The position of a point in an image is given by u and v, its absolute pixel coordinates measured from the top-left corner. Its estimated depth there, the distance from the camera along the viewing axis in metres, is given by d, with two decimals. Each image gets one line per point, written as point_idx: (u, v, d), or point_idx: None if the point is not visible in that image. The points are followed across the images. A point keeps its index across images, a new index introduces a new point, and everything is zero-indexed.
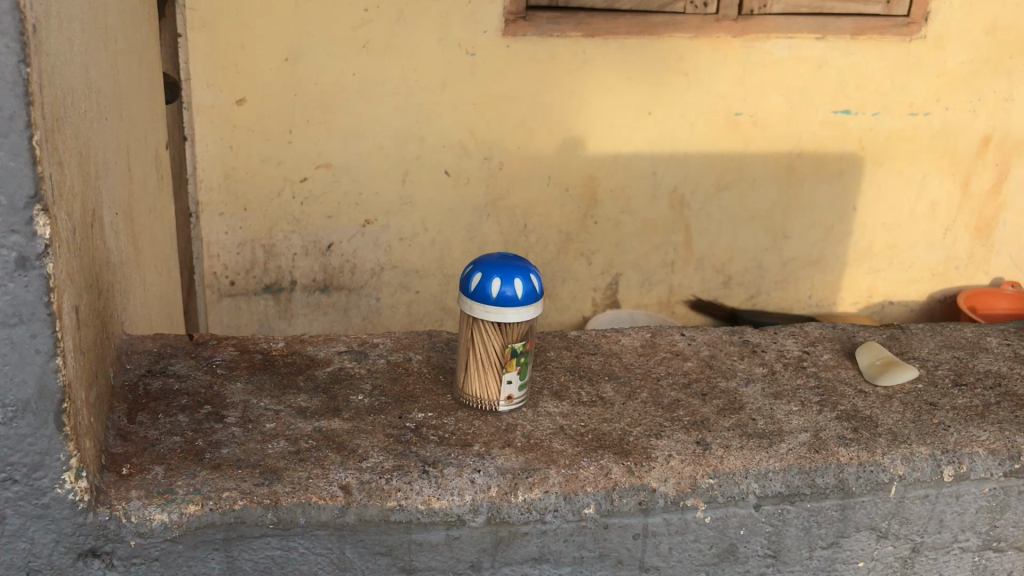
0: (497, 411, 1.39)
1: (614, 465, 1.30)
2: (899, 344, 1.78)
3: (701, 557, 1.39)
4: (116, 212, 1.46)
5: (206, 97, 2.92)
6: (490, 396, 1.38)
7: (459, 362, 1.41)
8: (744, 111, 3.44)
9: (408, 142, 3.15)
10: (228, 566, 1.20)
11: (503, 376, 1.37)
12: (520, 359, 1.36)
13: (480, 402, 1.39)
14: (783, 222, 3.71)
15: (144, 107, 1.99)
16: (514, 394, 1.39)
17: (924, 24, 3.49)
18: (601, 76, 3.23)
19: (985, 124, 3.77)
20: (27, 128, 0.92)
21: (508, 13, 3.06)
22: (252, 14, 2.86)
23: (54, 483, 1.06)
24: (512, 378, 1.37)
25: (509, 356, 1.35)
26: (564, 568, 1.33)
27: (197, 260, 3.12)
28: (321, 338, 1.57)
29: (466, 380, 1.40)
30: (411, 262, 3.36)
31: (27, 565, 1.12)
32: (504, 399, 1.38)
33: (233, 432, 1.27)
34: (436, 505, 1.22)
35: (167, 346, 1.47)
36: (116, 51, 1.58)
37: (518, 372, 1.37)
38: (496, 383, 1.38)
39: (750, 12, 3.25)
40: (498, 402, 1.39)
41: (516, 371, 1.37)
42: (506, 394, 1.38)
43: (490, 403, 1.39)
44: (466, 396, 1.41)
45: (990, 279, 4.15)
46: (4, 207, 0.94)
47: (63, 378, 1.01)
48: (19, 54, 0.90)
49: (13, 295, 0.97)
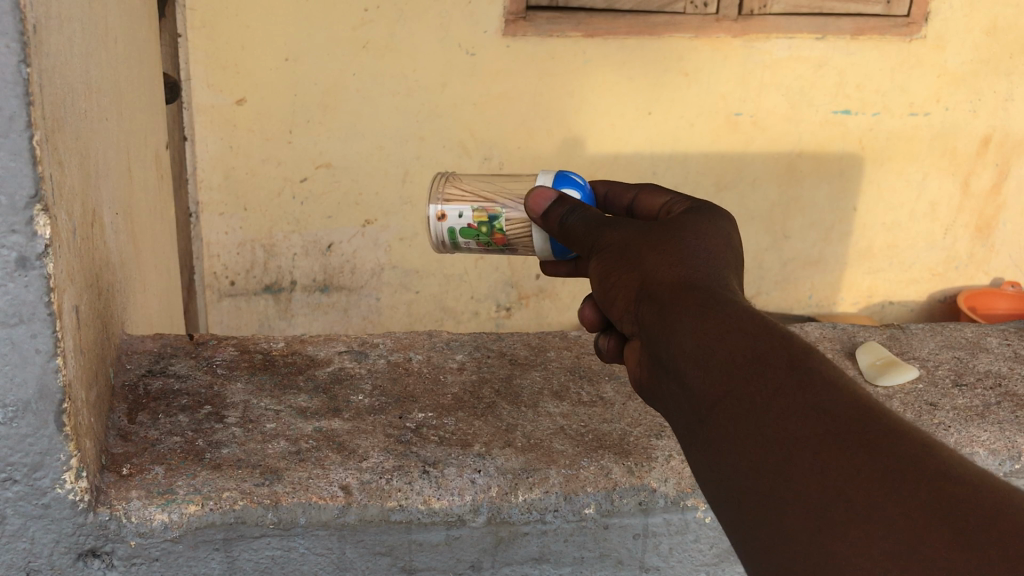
0: (431, 198, 1.28)
1: (615, 465, 1.30)
2: (899, 345, 1.77)
3: (701, 557, 1.40)
4: (115, 213, 1.46)
5: (206, 97, 2.91)
6: (436, 193, 1.29)
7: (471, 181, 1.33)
8: (744, 111, 3.44)
9: (408, 141, 3.15)
10: (229, 566, 1.21)
11: (460, 204, 1.27)
12: (484, 226, 1.27)
13: (435, 188, 1.29)
14: (784, 222, 3.71)
15: (144, 107, 1.99)
16: (446, 227, 1.28)
17: (924, 24, 3.49)
18: (601, 76, 3.23)
19: (985, 123, 3.77)
20: (28, 129, 0.92)
21: (508, 13, 3.06)
22: (252, 14, 2.86)
23: (53, 483, 1.06)
24: (464, 215, 1.26)
25: (488, 212, 1.26)
26: (564, 568, 1.35)
27: (197, 260, 3.12)
28: (321, 338, 1.57)
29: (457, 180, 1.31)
30: (411, 262, 3.37)
31: (27, 565, 1.11)
32: (440, 206, 1.27)
33: (233, 432, 1.27)
34: (436, 505, 1.22)
35: (167, 346, 1.47)
36: (116, 51, 1.58)
37: (471, 229, 1.27)
38: (457, 200, 1.27)
39: (750, 12, 3.25)
40: (438, 201, 1.28)
41: (473, 221, 1.26)
42: (442, 209, 1.27)
43: (430, 194, 1.28)
44: (444, 180, 1.31)
45: (990, 279, 4.16)
46: (4, 206, 0.94)
47: (63, 378, 1.01)
48: (19, 54, 0.90)
49: (13, 295, 0.97)
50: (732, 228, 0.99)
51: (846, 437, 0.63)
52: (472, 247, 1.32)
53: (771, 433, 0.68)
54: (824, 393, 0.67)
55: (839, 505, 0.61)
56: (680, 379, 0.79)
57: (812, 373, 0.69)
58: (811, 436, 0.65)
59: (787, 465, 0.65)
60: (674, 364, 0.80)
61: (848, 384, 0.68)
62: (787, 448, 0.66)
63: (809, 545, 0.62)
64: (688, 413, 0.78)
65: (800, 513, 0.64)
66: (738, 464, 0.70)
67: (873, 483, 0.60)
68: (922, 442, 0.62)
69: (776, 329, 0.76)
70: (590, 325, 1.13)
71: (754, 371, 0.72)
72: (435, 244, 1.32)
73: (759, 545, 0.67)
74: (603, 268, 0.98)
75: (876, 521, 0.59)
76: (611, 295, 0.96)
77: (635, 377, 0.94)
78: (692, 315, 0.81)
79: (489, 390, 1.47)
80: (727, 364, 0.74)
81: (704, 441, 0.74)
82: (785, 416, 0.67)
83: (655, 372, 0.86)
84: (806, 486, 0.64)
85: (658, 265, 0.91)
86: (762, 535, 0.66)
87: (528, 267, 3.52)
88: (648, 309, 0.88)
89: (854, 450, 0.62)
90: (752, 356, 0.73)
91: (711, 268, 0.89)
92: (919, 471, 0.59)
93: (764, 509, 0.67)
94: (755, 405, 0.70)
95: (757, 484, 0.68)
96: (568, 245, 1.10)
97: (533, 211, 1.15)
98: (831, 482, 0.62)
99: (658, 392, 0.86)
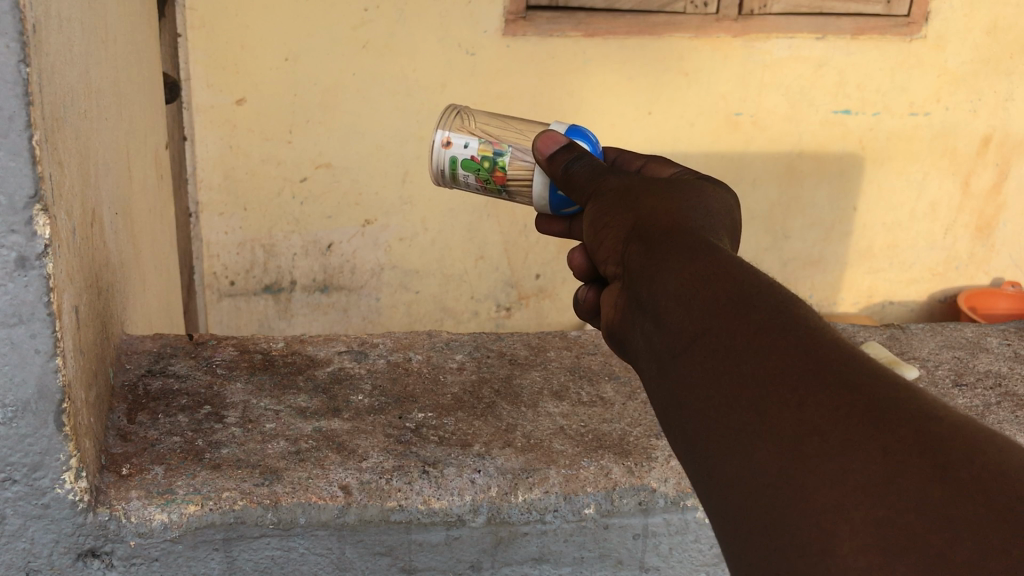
0: (440, 124, 1.28)
1: (615, 465, 1.30)
2: (899, 345, 1.77)
3: (701, 557, 1.40)
4: (115, 212, 1.46)
5: (206, 97, 2.91)
6: (447, 122, 1.29)
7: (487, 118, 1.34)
8: (744, 111, 3.44)
9: (408, 141, 3.15)
10: (229, 566, 1.21)
11: (468, 136, 1.27)
12: (487, 161, 1.26)
13: (448, 117, 1.29)
14: (784, 222, 3.71)
15: (144, 106, 1.99)
16: (449, 155, 1.28)
17: (924, 24, 3.49)
18: (601, 76, 3.23)
19: (985, 123, 3.77)
20: (27, 128, 0.92)
21: (508, 13, 3.06)
22: (252, 14, 2.86)
23: (53, 483, 1.06)
24: (470, 148, 1.26)
25: (494, 148, 1.26)
26: (564, 568, 1.34)
27: (197, 260, 3.12)
28: (321, 338, 1.57)
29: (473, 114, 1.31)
30: (411, 262, 3.37)
31: (27, 565, 1.11)
32: (447, 136, 1.27)
33: (232, 432, 1.27)
34: (436, 505, 1.22)
35: (167, 346, 1.47)
36: (116, 51, 1.58)
37: (473, 162, 1.27)
38: (466, 133, 1.27)
39: (750, 12, 3.25)
40: (446, 130, 1.28)
41: (477, 155, 1.26)
42: (449, 135, 1.27)
43: (442, 121, 1.29)
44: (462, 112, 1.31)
45: (990, 279, 4.16)
46: (4, 206, 0.94)
47: (63, 378, 1.01)
48: (19, 54, 0.90)
49: (13, 295, 0.97)
50: (734, 200, 0.99)
51: (828, 375, 0.63)
52: (470, 183, 1.31)
53: (750, 369, 0.67)
54: (808, 337, 0.67)
55: (811, 439, 0.61)
56: (659, 316, 0.79)
57: (797, 318, 0.69)
58: (792, 371, 0.64)
59: (764, 399, 0.65)
60: (654, 302, 0.80)
61: (833, 334, 0.69)
62: (766, 384, 0.65)
63: (777, 479, 0.61)
64: (662, 352, 0.77)
65: (772, 446, 0.62)
66: (712, 397, 0.69)
67: (853, 417, 0.60)
68: (903, 390, 0.62)
69: (764, 277, 0.76)
70: (578, 271, 1.13)
71: (739, 310, 0.71)
72: (434, 174, 1.32)
73: (723, 478, 0.66)
74: (599, 215, 0.99)
75: (854, 454, 0.58)
76: (601, 238, 0.97)
77: (608, 322, 0.93)
78: (680, 257, 0.81)
79: (489, 390, 1.47)
80: (710, 303, 0.74)
81: (675, 375, 0.74)
82: (765, 353, 0.67)
83: (633, 315, 0.86)
84: (781, 419, 0.63)
85: (654, 213, 0.92)
86: (726, 468, 0.65)
87: (528, 267, 3.52)
88: (636, 251, 0.88)
89: (836, 388, 0.62)
90: (737, 297, 0.73)
91: (706, 222, 0.90)
92: (901, 413, 0.60)
93: (731, 440, 0.66)
94: (736, 343, 0.69)
95: (728, 417, 0.67)
96: (569, 190, 1.11)
97: (541, 152, 1.15)
98: (808, 416, 0.62)
99: (633, 334, 0.85)
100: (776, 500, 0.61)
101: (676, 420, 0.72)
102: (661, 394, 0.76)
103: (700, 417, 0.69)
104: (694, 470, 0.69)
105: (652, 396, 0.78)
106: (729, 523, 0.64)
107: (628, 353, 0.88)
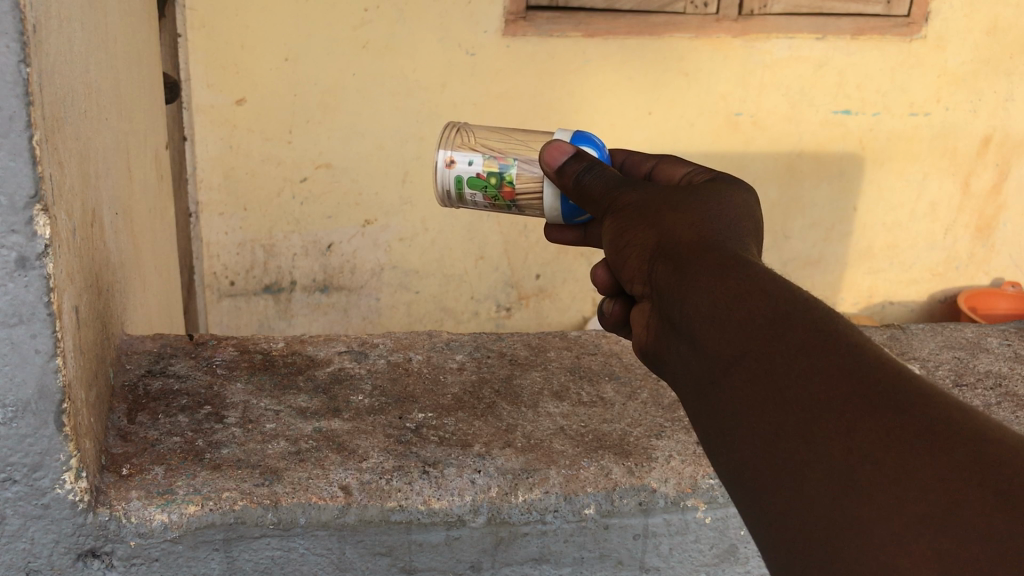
0: (439, 147, 1.28)
1: (614, 465, 1.30)
2: (900, 345, 1.77)
3: (701, 558, 1.40)
4: (116, 212, 1.46)
5: (205, 96, 2.90)
6: (448, 142, 1.29)
7: (484, 131, 1.34)
8: (744, 111, 3.44)
9: (408, 141, 3.15)
10: (229, 566, 1.21)
11: (472, 154, 1.27)
12: (493, 177, 1.26)
13: (445, 139, 1.29)
14: (784, 222, 3.71)
15: (144, 106, 1.99)
16: (454, 174, 1.27)
17: (924, 24, 3.49)
18: (601, 76, 3.23)
19: (984, 124, 3.78)
20: (27, 129, 0.92)
21: (508, 13, 3.06)
22: (251, 13, 2.85)
23: (54, 483, 1.06)
24: (472, 166, 1.26)
25: (499, 163, 1.26)
26: (564, 568, 1.34)
27: (197, 260, 3.11)
28: (321, 338, 1.57)
29: (470, 133, 1.31)
30: (411, 262, 3.38)
31: (27, 565, 1.11)
32: (450, 156, 1.27)
33: (233, 432, 1.27)
34: (436, 506, 1.22)
35: (167, 346, 1.47)
36: (116, 49, 1.58)
37: (480, 179, 1.27)
38: (468, 151, 1.27)
39: (750, 12, 3.26)
40: (449, 152, 1.28)
41: (481, 173, 1.26)
42: (452, 154, 1.27)
43: (443, 140, 1.29)
44: (464, 131, 1.31)
45: (990, 279, 4.17)
46: (4, 206, 0.94)
47: (63, 378, 1.01)
48: (19, 54, 0.90)
49: (13, 295, 0.97)
50: (755, 200, 0.99)
51: (874, 397, 0.63)
52: (477, 202, 1.31)
53: (792, 395, 0.67)
54: (849, 353, 0.66)
55: (864, 468, 0.60)
56: (695, 339, 0.79)
57: (836, 336, 0.69)
58: (837, 395, 0.64)
59: (812, 425, 0.64)
60: (689, 324, 0.80)
61: (875, 349, 0.67)
62: (810, 409, 0.65)
63: (832, 509, 0.61)
64: (701, 375, 0.77)
65: (822, 476, 0.62)
66: (755, 421, 0.69)
67: (906, 440, 0.59)
68: (955, 410, 0.61)
69: (798, 291, 0.75)
70: (601, 287, 1.12)
71: (776, 330, 0.71)
72: (440, 195, 1.31)
73: (776, 509, 0.65)
74: (622, 229, 0.98)
75: (911, 482, 0.58)
76: (625, 255, 0.97)
77: (643, 340, 0.94)
78: (710, 275, 0.81)
79: (490, 391, 1.47)
80: (746, 324, 0.74)
81: (718, 400, 0.74)
82: (808, 375, 0.67)
83: (667, 336, 0.86)
84: (831, 445, 0.62)
85: (676, 227, 0.91)
86: (776, 499, 0.66)
87: (528, 267, 3.53)
88: (665, 269, 0.88)
89: (885, 412, 0.61)
90: (773, 316, 0.72)
91: (730, 232, 0.90)
92: (956, 434, 0.59)
93: (781, 471, 0.65)
94: (777, 366, 0.69)
95: (775, 446, 0.66)
96: (582, 202, 1.11)
97: (549, 164, 1.15)
98: (858, 440, 0.61)
99: (669, 354, 0.85)
100: (830, 529, 0.61)
101: (723, 445, 0.72)
102: (704, 420, 0.75)
103: (748, 447, 0.69)
104: (743, 499, 0.70)
105: (695, 420, 0.77)
106: (785, 555, 0.64)
107: (665, 373, 0.87)
